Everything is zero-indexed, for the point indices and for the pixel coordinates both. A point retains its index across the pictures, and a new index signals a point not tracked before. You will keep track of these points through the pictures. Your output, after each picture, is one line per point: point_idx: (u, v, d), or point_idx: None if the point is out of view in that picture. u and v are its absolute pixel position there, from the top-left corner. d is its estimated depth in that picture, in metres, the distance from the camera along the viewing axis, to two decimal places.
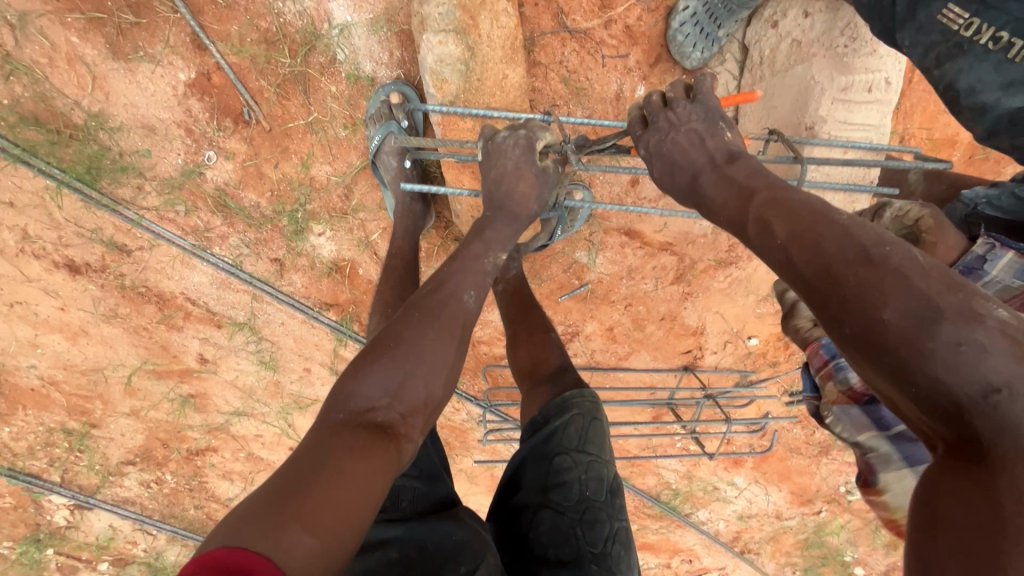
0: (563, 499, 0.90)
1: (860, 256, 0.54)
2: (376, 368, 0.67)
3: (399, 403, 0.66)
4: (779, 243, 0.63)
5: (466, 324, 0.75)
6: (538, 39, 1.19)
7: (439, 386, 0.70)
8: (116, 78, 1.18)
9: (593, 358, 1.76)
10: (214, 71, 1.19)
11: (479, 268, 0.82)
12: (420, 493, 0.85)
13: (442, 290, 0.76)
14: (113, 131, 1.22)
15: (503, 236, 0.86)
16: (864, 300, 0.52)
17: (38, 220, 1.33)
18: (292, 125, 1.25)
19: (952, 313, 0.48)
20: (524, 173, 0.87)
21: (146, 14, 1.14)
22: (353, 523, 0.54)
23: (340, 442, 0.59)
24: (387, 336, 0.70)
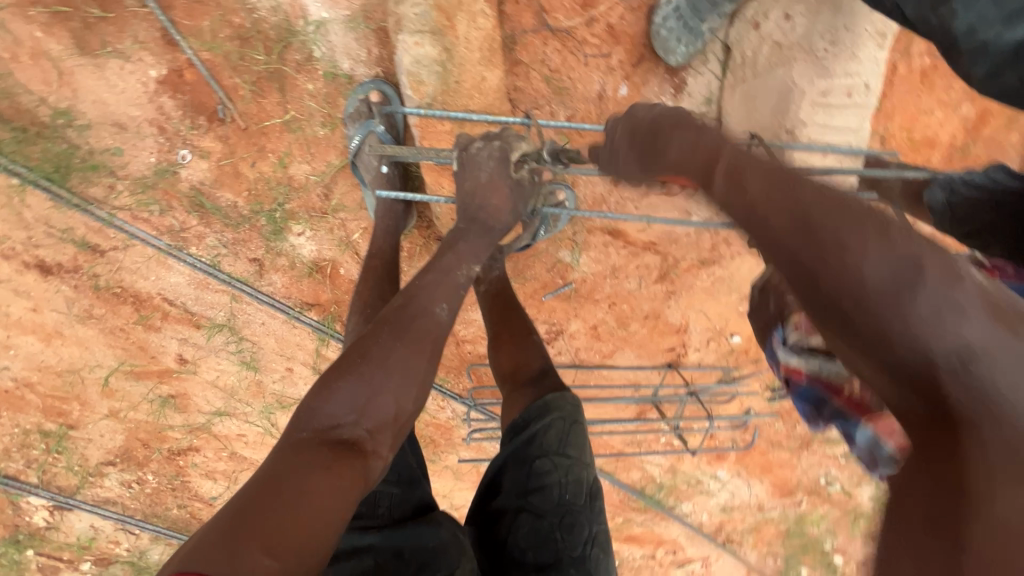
0: (542, 504, 0.89)
1: (838, 213, 0.56)
2: (343, 385, 0.67)
3: (365, 420, 0.67)
4: (753, 199, 0.64)
5: (437, 337, 0.75)
6: (519, 38, 1.17)
7: (409, 401, 0.70)
8: (83, 74, 1.14)
9: (577, 356, 1.76)
10: (186, 67, 1.16)
11: (452, 281, 0.81)
12: (397, 497, 0.84)
13: (413, 303, 0.76)
14: (82, 128, 1.18)
15: (477, 248, 0.86)
16: (843, 257, 0.54)
17: (6, 220, 1.29)
18: (268, 123, 1.22)
19: (932, 278, 0.51)
20: (499, 184, 0.87)
21: (114, 9, 1.10)
22: (315, 544, 0.54)
23: (304, 460, 0.60)
24: (356, 350, 0.71)
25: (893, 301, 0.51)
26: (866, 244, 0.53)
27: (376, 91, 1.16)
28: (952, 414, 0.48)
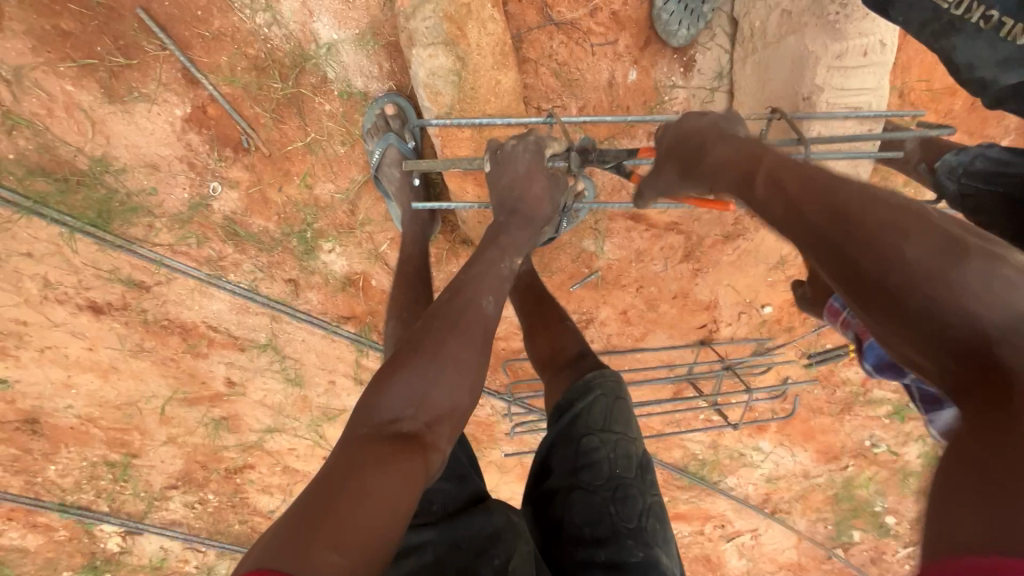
0: (594, 480, 0.86)
1: (878, 202, 0.58)
2: (397, 379, 0.67)
3: (423, 412, 0.66)
4: (788, 194, 0.66)
5: (486, 330, 0.75)
6: (526, 35, 1.18)
7: (465, 395, 0.69)
8: (114, 121, 1.19)
9: (610, 342, 1.78)
10: (209, 103, 1.19)
11: (496, 273, 0.82)
12: (448, 494, 0.84)
13: (461, 297, 0.76)
14: (118, 172, 1.24)
15: (518, 241, 0.86)
16: (886, 240, 0.54)
17: (57, 267, 1.35)
18: (291, 148, 1.26)
19: (976, 252, 0.51)
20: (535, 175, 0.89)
21: (136, 55, 1.13)
22: (379, 540, 0.53)
23: (363, 455, 0.59)
24: (408, 344, 0.71)
25: (922, 265, 0.52)
26: (891, 227, 0.55)
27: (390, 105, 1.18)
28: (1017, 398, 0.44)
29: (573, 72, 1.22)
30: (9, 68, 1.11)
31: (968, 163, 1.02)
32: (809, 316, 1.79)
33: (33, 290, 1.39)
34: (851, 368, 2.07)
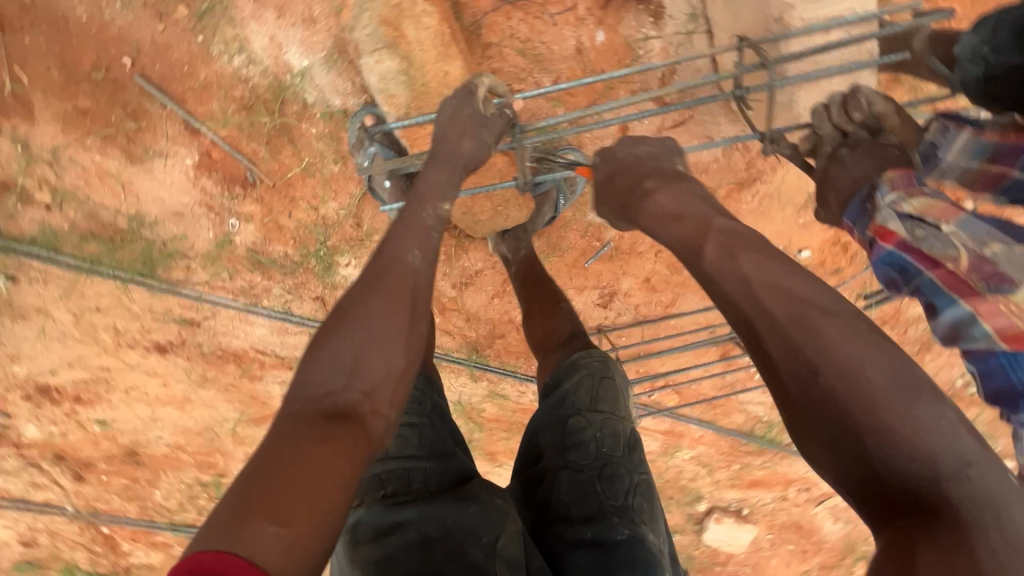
0: (580, 459, 0.96)
1: (839, 313, 0.69)
2: (325, 353, 0.77)
3: (357, 381, 0.75)
4: (747, 275, 0.74)
5: (415, 284, 0.85)
6: (483, 21, 1.18)
7: (395, 354, 0.79)
8: (139, 179, 1.33)
9: (639, 313, 1.73)
10: (212, 148, 1.30)
11: (422, 226, 0.90)
12: (432, 472, 0.96)
13: (387, 258, 0.86)
14: (152, 224, 1.39)
15: (440, 186, 0.92)
16: (851, 364, 0.65)
17: (122, 316, 1.54)
18: (290, 175, 1.35)
19: (929, 389, 0.63)
20: (457, 116, 0.91)
21: (143, 117, 1.25)
22: (323, 507, 0.63)
23: (300, 433, 0.69)
24: (337, 313, 0.81)
25: (881, 393, 0.63)
26: (859, 354, 0.65)
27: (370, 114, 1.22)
28: (959, 525, 0.56)
29: (537, 47, 1.22)
30: (47, 150, 1.27)
31: (992, 39, 0.82)
32: (858, 252, 1.61)
33: (108, 339, 1.58)
34: None
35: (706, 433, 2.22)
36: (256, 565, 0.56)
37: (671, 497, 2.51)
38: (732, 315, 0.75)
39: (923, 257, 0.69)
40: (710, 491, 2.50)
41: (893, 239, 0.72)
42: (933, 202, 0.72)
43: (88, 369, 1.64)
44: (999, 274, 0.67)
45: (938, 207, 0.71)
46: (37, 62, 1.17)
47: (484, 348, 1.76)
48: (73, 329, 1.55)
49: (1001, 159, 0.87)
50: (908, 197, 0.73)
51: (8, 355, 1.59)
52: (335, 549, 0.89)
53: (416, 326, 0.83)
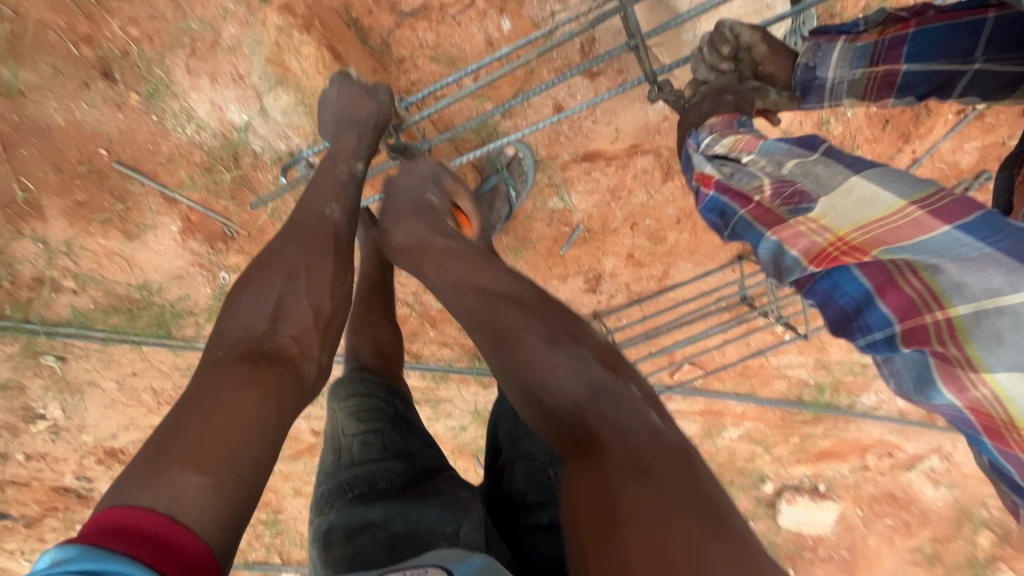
0: (533, 447, 0.97)
1: (512, 295, 0.86)
2: (245, 302, 0.85)
3: (281, 326, 0.83)
4: (450, 280, 0.92)
5: (334, 230, 0.99)
6: (391, 38, 1.22)
7: (322, 302, 0.90)
8: (139, 252, 1.49)
9: (632, 292, 1.67)
10: (190, 212, 1.44)
11: (334, 179, 1.05)
12: (398, 471, 0.96)
13: (307, 214, 0.99)
14: (159, 289, 1.55)
15: (348, 145, 1.08)
16: (517, 331, 0.81)
17: (156, 376, 1.71)
18: (261, 222, 1.46)
19: (572, 337, 0.80)
20: (346, 91, 1.09)
21: (128, 197, 1.41)
22: (243, 440, 0.66)
23: (225, 376, 0.72)
24: (256, 265, 0.91)
25: (540, 349, 0.78)
26: (524, 321, 0.82)
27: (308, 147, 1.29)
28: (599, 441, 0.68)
29: (449, 50, 1.24)
30: (62, 242, 1.47)
31: None
32: None
33: (150, 399, 1.76)
34: None
35: (748, 407, 2.07)
36: (177, 518, 0.57)
37: (731, 481, 2.35)
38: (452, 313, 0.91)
39: (732, 194, 0.75)
40: (773, 469, 2.32)
41: (712, 184, 0.79)
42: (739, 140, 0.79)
43: (141, 429, 1.84)
44: (798, 194, 0.67)
45: (744, 142, 0.78)
46: (36, 169, 1.36)
47: None
48: (120, 395, 1.74)
49: (884, 59, 0.84)
50: (723, 140, 0.81)
51: (76, 427, 1.81)
52: (311, 558, 0.87)
53: (339, 273, 0.96)
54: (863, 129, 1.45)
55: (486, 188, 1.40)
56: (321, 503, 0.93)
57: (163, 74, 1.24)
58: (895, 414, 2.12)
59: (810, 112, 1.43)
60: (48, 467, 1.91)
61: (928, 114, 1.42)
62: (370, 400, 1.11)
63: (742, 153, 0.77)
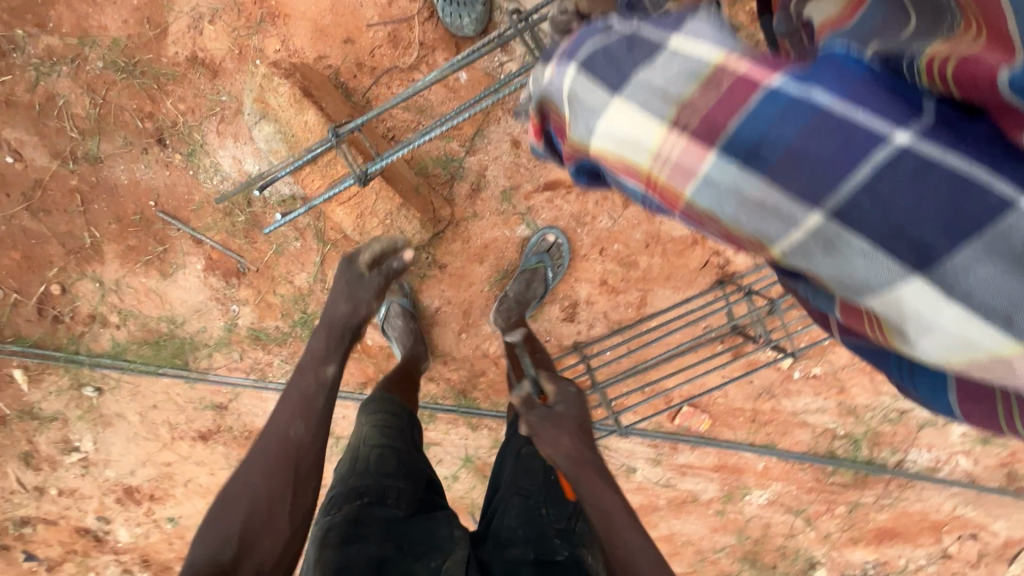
0: (529, 486, 1.17)
1: (629, 520, 0.95)
2: (210, 532, 0.88)
3: (245, 556, 0.86)
4: (593, 471, 1.00)
5: (287, 457, 0.92)
6: (370, 94, 1.49)
7: (274, 540, 0.90)
8: (170, 288, 1.75)
9: (613, 321, 1.67)
10: (212, 251, 1.69)
11: (301, 400, 0.98)
12: (406, 490, 1.08)
13: (273, 432, 0.94)
14: (182, 323, 1.77)
15: (315, 352, 1.02)
16: (635, 550, 0.92)
17: (172, 409, 1.87)
18: (267, 258, 1.68)
19: (642, 540, 0.93)
20: (336, 290, 1.08)
21: (167, 240, 1.70)
22: None
23: None
24: (226, 494, 0.92)
25: (638, 548, 0.92)
26: (637, 538, 0.93)
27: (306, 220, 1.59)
28: None
29: (417, 100, 1.48)
30: (112, 281, 1.75)
31: None
32: None
33: (166, 433, 1.90)
34: None
35: (772, 464, 1.85)
36: None
37: (774, 567, 2.00)
38: (592, 502, 0.97)
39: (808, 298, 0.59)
40: (825, 552, 1.97)
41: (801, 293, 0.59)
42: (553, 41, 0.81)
43: (156, 465, 1.95)
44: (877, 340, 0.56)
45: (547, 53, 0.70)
46: (102, 219, 1.68)
47: (472, 390, 1.77)
48: (142, 428, 1.90)
49: None
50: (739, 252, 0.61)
51: (103, 461, 1.96)
52: (309, 550, 0.99)
53: (303, 492, 0.93)
54: None
55: (529, 266, 1.56)
56: (331, 502, 1.04)
57: (199, 137, 1.57)
58: (965, 479, 1.80)
59: None
60: (74, 505, 2.02)
61: None
62: (395, 416, 1.21)
63: (531, 80, 0.71)
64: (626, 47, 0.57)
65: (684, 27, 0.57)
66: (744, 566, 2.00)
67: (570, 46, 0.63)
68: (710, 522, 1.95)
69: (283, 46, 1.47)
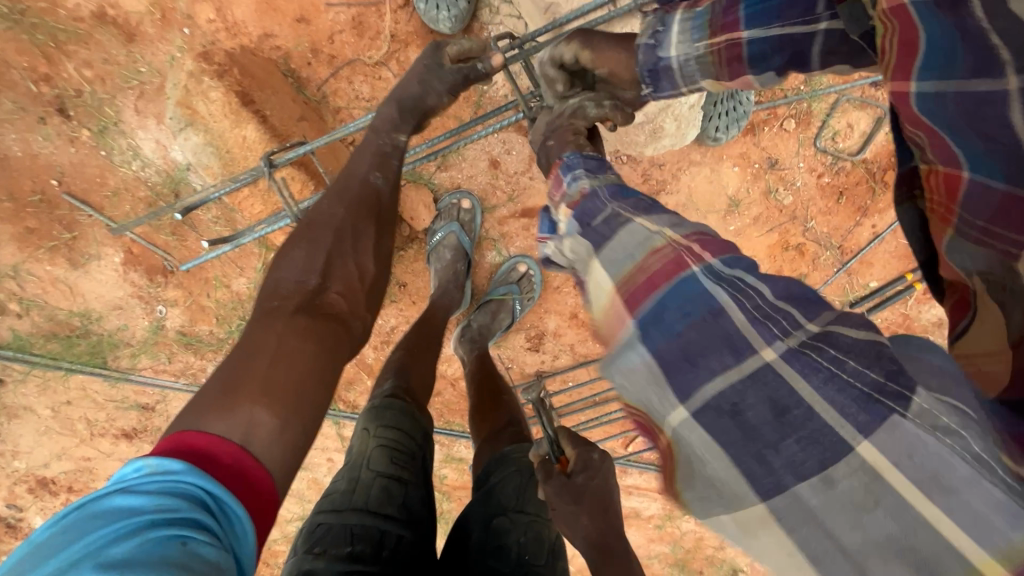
0: (501, 565, 0.89)
1: None
2: (297, 254, 0.80)
3: (329, 279, 0.79)
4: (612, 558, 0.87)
5: (372, 198, 0.91)
6: (328, 89, 1.26)
7: (369, 263, 0.86)
8: (82, 280, 1.51)
9: (579, 353, 1.58)
10: (132, 244, 1.46)
11: (374, 146, 0.95)
12: (405, 541, 0.87)
13: (353, 176, 0.91)
14: (99, 319, 1.55)
15: (384, 115, 0.95)
16: None
17: (90, 407, 1.69)
18: (199, 258, 1.47)
19: None
20: (411, 70, 0.95)
21: (76, 227, 1.44)
22: (309, 387, 0.67)
23: (286, 324, 0.71)
24: (309, 222, 0.85)
25: None
26: None
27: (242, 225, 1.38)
28: None
29: None
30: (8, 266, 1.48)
31: None
32: (814, 254, 1.45)
33: (83, 429, 1.73)
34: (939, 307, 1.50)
35: None
36: (247, 448, 0.59)
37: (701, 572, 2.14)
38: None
39: None
40: (748, 563, 2.10)
41: None
42: (633, 206, 0.59)
43: (73, 460, 1.79)
44: None
45: (626, 287, 0.51)
46: None
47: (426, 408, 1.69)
48: (54, 422, 1.72)
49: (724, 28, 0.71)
50: None
51: (10, 453, 1.77)
52: None
53: (381, 241, 0.90)
54: (815, 201, 1.39)
55: (496, 296, 1.42)
56: (309, 537, 0.85)
57: (112, 112, 1.30)
58: None
59: (758, 178, 1.36)
60: None
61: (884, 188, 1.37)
62: (409, 436, 1.00)
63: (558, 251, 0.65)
64: (801, 436, 0.40)
65: (958, 472, 0.36)
66: (674, 570, 2.12)
67: (678, 346, 0.46)
68: (648, 533, 2.03)
69: (218, 16, 1.19)
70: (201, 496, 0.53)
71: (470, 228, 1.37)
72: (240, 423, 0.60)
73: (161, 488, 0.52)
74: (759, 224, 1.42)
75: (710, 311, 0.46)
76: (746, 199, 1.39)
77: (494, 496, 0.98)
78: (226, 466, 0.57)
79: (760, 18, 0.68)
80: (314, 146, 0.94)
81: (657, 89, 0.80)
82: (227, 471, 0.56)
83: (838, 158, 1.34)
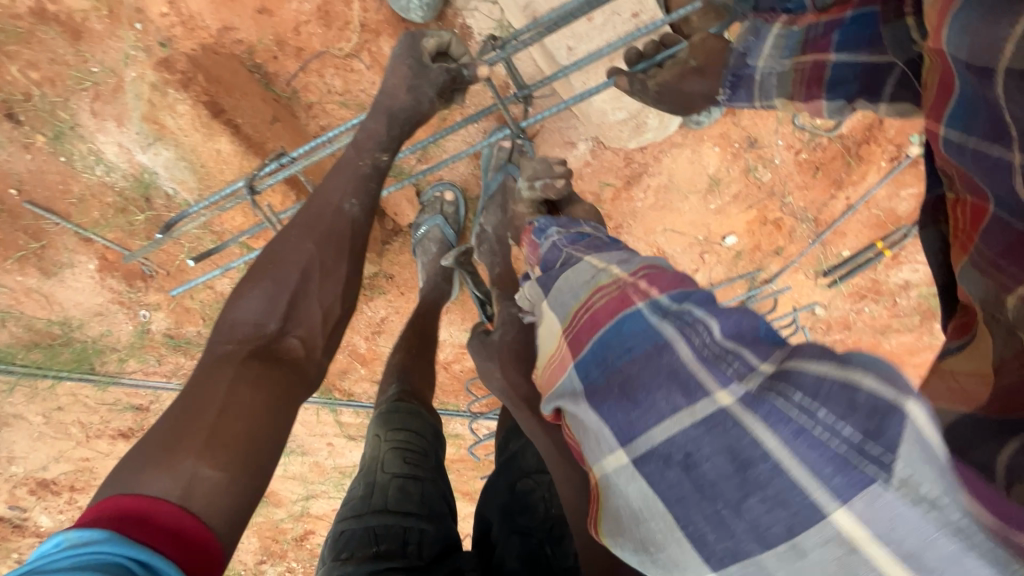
0: (528, 521, 0.93)
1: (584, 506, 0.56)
2: (254, 296, 0.78)
3: (285, 321, 0.78)
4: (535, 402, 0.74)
5: (345, 228, 0.87)
6: (298, 83, 1.21)
7: (335, 304, 0.84)
8: (56, 290, 1.46)
9: None
10: (106, 251, 1.41)
11: (354, 169, 0.89)
12: (428, 535, 0.89)
13: (325, 204, 0.87)
14: (80, 326, 1.52)
15: (372, 132, 0.91)
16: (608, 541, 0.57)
17: (83, 410, 1.70)
18: (179, 261, 1.45)
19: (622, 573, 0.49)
20: (394, 63, 0.89)
21: (43, 236, 1.37)
22: (260, 438, 0.65)
23: (233, 369, 0.69)
24: (271, 257, 0.82)
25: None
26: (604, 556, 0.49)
27: (225, 230, 1.36)
28: None
29: (359, 96, 1.21)
30: None
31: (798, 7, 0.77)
32: (792, 228, 1.48)
33: (79, 432, 1.74)
34: (905, 271, 1.57)
35: None
36: (188, 508, 0.56)
37: None
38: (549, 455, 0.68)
39: None
40: None
41: None
42: (584, 248, 0.66)
43: (72, 461, 1.80)
44: None
45: (572, 330, 0.58)
46: None
47: None
48: (47, 427, 1.72)
49: (812, 47, 0.73)
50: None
51: (6, 458, 1.78)
52: None
53: (353, 276, 0.87)
54: (793, 176, 1.41)
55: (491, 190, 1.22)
56: (337, 544, 0.86)
57: (68, 116, 1.22)
58: None
59: (738, 157, 1.38)
60: None
61: (860, 162, 1.39)
62: (416, 436, 1.04)
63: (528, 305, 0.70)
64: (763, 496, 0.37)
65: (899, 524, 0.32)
66: None
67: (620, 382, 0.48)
68: None
69: (172, 9, 1.13)
70: (125, 562, 0.48)
71: (455, 221, 1.37)
72: (180, 478, 0.58)
73: (76, 561, 0.47)
74: (739, 201, 1.44)
75: (654, 346, 0.48)
76: (727, 177, 1.40)
77: (516, 461, 1.02)
78: (162, 529, 0.53)
79: (853, 44, 0.68)
80: (294, 168, 0.96)
81: (734, 96, 0.87)
82: (161, 533, 0.53)
83: (814, 135, 1.36)
